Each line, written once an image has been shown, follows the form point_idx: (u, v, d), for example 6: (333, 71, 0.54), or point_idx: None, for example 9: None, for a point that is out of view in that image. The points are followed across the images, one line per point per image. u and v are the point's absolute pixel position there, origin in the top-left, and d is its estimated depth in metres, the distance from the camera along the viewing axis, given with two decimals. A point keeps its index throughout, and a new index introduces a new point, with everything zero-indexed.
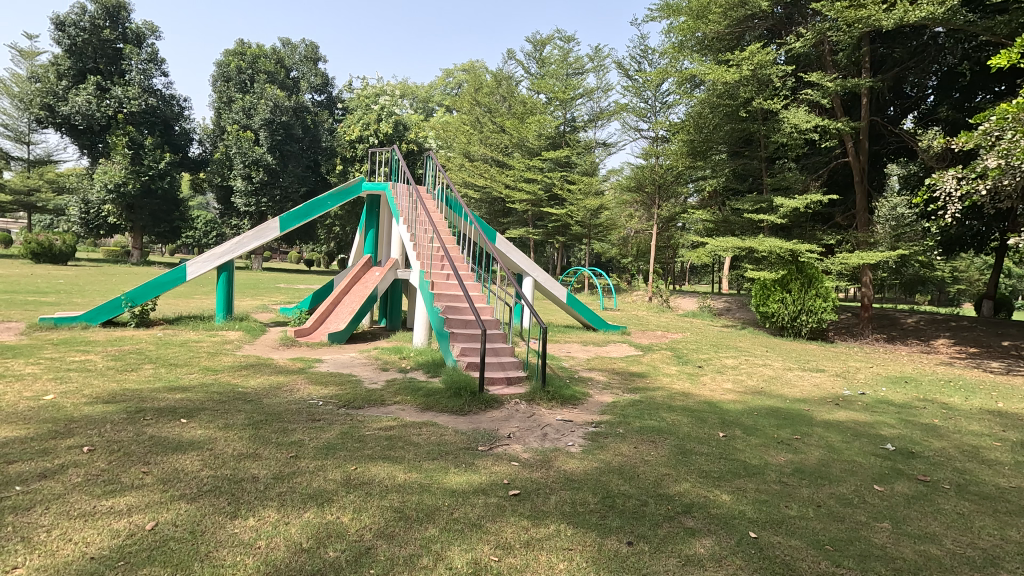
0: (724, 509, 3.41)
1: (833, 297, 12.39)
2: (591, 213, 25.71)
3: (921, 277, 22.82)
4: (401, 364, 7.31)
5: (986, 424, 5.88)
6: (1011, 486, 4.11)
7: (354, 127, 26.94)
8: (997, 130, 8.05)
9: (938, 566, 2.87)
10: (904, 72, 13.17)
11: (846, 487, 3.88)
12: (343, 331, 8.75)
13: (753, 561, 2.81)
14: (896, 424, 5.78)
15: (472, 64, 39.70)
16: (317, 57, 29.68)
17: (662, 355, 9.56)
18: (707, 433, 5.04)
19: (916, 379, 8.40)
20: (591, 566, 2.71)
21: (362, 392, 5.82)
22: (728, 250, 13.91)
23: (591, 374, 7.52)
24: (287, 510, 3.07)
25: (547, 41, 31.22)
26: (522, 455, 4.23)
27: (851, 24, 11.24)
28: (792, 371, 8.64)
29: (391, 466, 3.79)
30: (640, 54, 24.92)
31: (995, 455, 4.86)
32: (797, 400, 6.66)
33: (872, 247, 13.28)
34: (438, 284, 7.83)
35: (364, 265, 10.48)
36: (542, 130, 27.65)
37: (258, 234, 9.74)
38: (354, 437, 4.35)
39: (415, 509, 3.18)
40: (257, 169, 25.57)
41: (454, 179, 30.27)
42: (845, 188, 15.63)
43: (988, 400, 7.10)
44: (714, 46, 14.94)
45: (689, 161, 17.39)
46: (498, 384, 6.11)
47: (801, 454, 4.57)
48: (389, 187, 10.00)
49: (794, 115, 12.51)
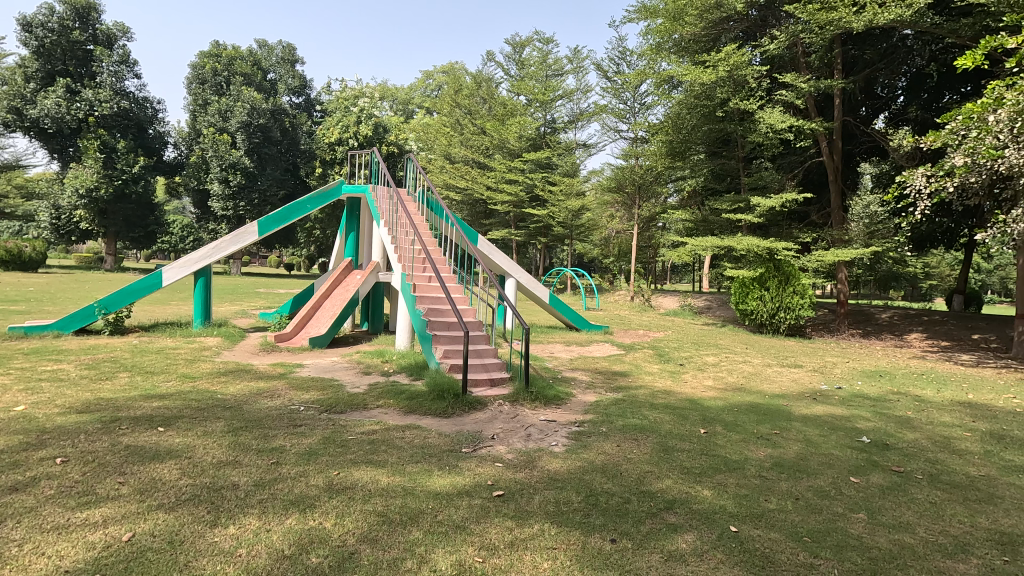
0: (706, 504, 3.46)
1: (810, 295, 12.64)
2: (574, 214, 25.84)
3: (894, 272, 23.50)
4: (384, 368, 7.26)
5: (957, 415, 6.06)
6: (981, 475, 4.23)
7: (333, 130, 26.70)
8: (963, 129, 8.37)
9: (912, 553, 2.95)
10: (875, 73, 13.43)
11: (823, 480, 3.96)
12: (325, 335, 8.71)
13: (734, 555, 2.84)
14: (871, 417, 5.90)
15: (452, 67, 39.94)
16: (294, 59, 29.41)
17: (645, 354, 9.61)
18: (689, 430, 5.09)
19: (890, 372, 8.64)
20: (574, 565, 2.72)
21: (345, 396, 5.77)
22: (708, 248, 14.00)
23: (574, 374, 7.54)
24: (268, 517, 3.03)
25: (527, 43, 31.31)
26: (506, 455, 4.24)
27: (824, 26, 11.43)
28: (771, 367, 8.80)
29: (375, 470, 3.77)
30: (618, 56, 25.18)
31: (966, 445, 4.99)
32: (776, 396, 6.78)
33: (848, 244, 13.48)
34: (421, 287, 7.80)
35: (345, 268, 10.38)
36: (523, 131, 27.56)
37: (236, 238, 9.54)
38: (336, 442, 4.32)
39: (398, 512, 3.17)
40: (234, 172, 25.16)
41: (436, 181, 30.20)
42: (819, 186, 15.98)
43: (959, 392, 7.31)
44: (691, 47, 15.13)
45: (668, 161, 17.58)
46: (482, 385, 6.14)
47: (780, 448, 4.66)
48: (370, 189, 9.90)
49: (770, 116, 12.76)
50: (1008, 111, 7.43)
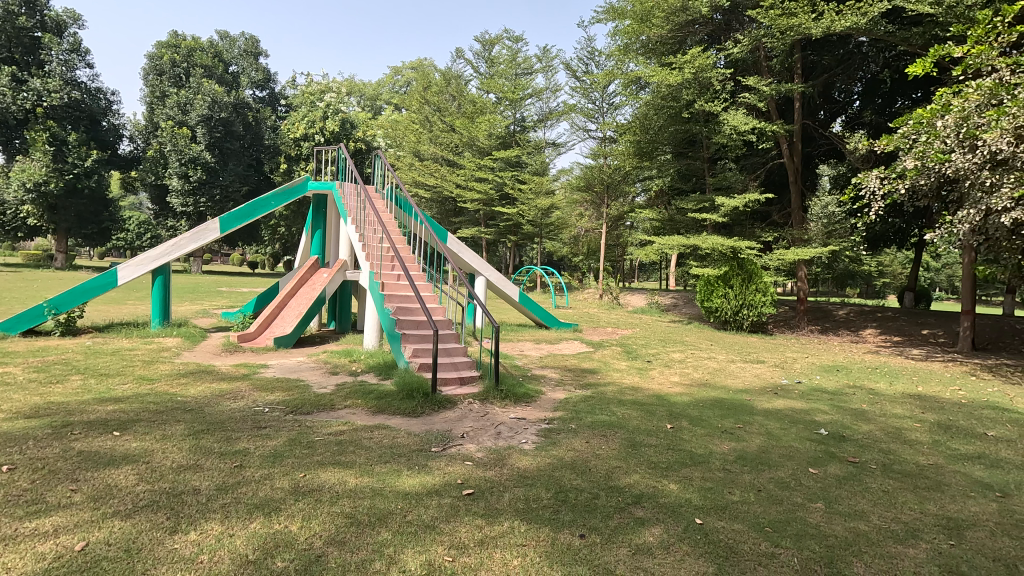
0: (672, 498, 3.52)
1: (771, 292, 13.08)
2: (543, 212, 25.95)
3: (850, 270, 24.40)
4: (352, 367, 7.17)
5: (908, 407, 6.35)
6: (929, 464, 4.44)
7: (298, 125, 26.12)
8: (914, 134, 8.75)
9: (866, 540, 3.07)
10: (832, 78, 13.92)
11: (784, 471, 4.09)
12: (290, 335, 8.54)
13: (699, 546, 2.91)
14: (829, 410, 6.13)
15: (421, 63, 39.60)
16: (258, 51, 28.66)
17: (613, 351, 9.74)
18: (656, 425, 5.18)
19: (847, 366, 8.98)
20: (544, 561, 2.74)
21: (311, 397, 5.67)
22: (674, 247, 14.26)
23: (544, 372, 7.59)
24: (231, 521, 2.96)
25: (496, 41, 31.28)
26: (475, 454, 4.23)
27: (784, 31, 11.78)
28: (734, 363, 9.04)
29: (342, 471, 3.72)
30: (587, 56, 25.38)
31: (916, 435, 5.24)
32: (740, 391, 6.98)
33: (807, 243, 13.92)
34: (389, 285, 7.70)
35: (311, 266, 10.18)
36: (493, 129, 27.53)
37: (196, 235, 9.24)
38: (302, 443, 4.24)
39: (367, 513, 3.13)
40: (194, 167, 24.36)
41: (404, 178, 29.90)
42: (780, 187, 16.45)
43: (910, 385, 7.66)
44: (658, 49, 15.38)
45: (636, 161, 17.82)
46: (452, 384, 6.11)
47: (743, 441, 4.79)
48: (337, 186, 9.73)
49: (734, 118, 13.08)
50: (953, 117, 7.99)
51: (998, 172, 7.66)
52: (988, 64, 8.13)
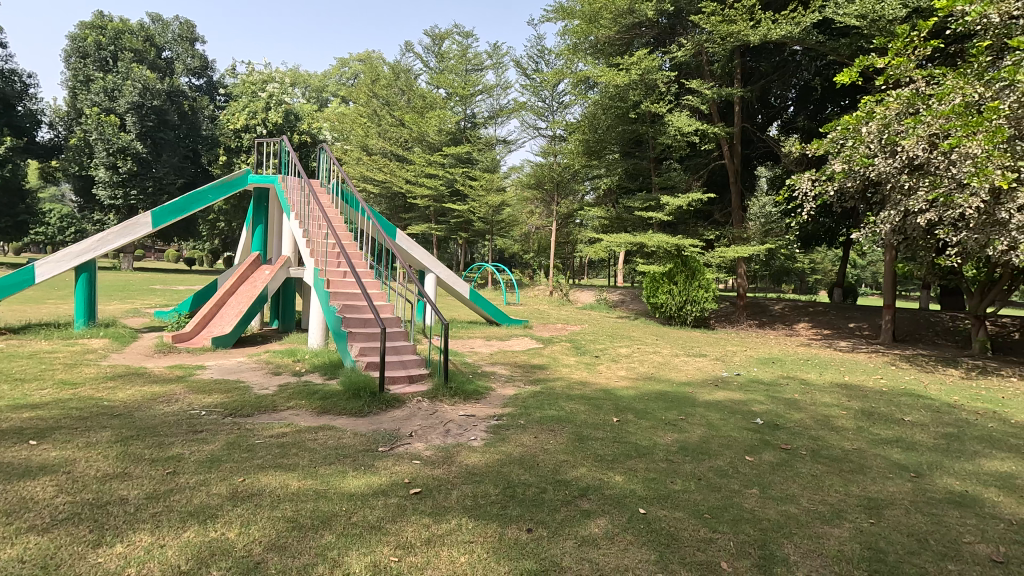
0: (617, 489, 3.61)
1: (713, 288, 13.60)
2: (494, 209, 25.94)
3: (785, 267, 25.69)
4: (296, 367, 6.95)
5: (835, 396, 6.76)
6: (853, 448, 4.74)
7: (238, 116, 24.97)
8: (841, 138, 9.29)
9: (796, 522, 3.25)
10: (769, 84, 14.60)
11: (722, 460, 4.26)
12: (230, 334, 8.19)
13: (642, 535, 3.00)
14: (764, 400, 6.44)
15: (369, 55, 38.76)
16: (194, 37, 27.22)
17: (563, 347, 9.88)
18: (602, 419, 5.29)
19: (781, 358, 9.47)
20: (490, 556, 2.75)
21: (252, 399, 5.45)
22: (622, 245, 14.59)
23: (494, 369, 7.60)
24: (163, 531, 2.81)
25: (446, 36, 31.00)
26: (424, 452, 4.19)
27: (724, 37, 12.23)
28: (678, 357, 9.36)
29: (284, 474, 3.60)
30: (537, 55, 25.55)
31: (842, 422, 5.58)
32: (683, 383, 7.23)
33: (746, 242, 14.55)
34: (334, 283, 7.50)
35: (252, 263, 9.79)
36: (443, 125, 27.30)
37: (125, 230, 8.69)
38: (241, 447, 4.08)
39: (310, 517, 3.04)
40: (124, 157, 22.91)
41: (352, 173, 29.21)
42: (722, 187, 17.11)
43: (837, 375, 8.16)
44: (606, 50, 15.65)
45: (585, 160, 18.11)
46: (400, 382, 6.03)
47: (685, 432, 4.96)
48: (279, 180, 9.39)
49: (678, 119, 13.50)
50: (877, 124, 8.50)
51: (914, 177, 8.27)
52: (906, 75, 8.70)
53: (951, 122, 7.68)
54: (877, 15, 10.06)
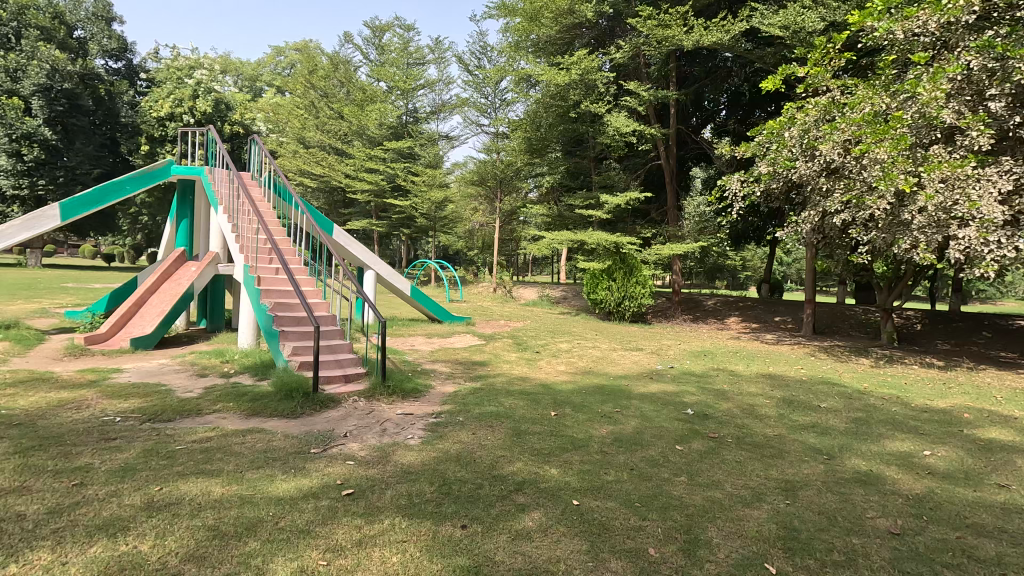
0: (552, 482, 3.67)
1: (650, 284, 14.04)
2: (437, 205, 25.67)
3: (718, 264, 26.85)
4: (224, 369, 6.62)
5: (760, 385, 7.14)
6: (774, 434, 5.03)
7: (162, 103, 23.02)
8: (767, 142, 9.82)
9: (720, 506, 3.41)
10: (702, 88, 15.11)
11: (654, 450, 4.41)
12: (152, 335, 7.71)
13: (575, 526, 3.06)
14: (695, 391, 6.72)
15: (307, 45, 37.42)
16: (111, 16, 25.29)
17: (504, 343, 9.92)
18: (540, 413, 5.36)
19: (712, 351, 9.91)
20: (423, 555, 2.72)
21: (174, 402, 5.15)
22: (563, 242, 14.83)
23: (434, 366, 7.53)
24: (66, 548, 2.60)
25: (387, 28, 30.38)
26: (359, 452, 4.10)
27: (660, 41, 12.62)
28: (616, 351, 9.62)
29: (207, 481, 3.42)
30: (479, 51, 25.46)
31: (765, 410, 5.91)
32: (619, 377, 7.44)
33: (681, 239, 15.11)
34: (266, 280, 7.20)
35: (176, 259, 9.24)
36: (384, 119, 26.75)
37: (31, 223, 7.80)
38: (160, 453, 3.84)
39: (233, 523, 2.91)
40: (30, 144, 21.11)
41: (288, 166, 28.14)
42: (659, 186, 17.67)
43: (763, 365, 8.63)
44: (548, 49, 15.80)
45: (527, 157, 18.24)
46: (336, 382, 5.87)
47: (620, 424, 5.10)
48: (206, 172, 8.90)
49: (617, 120, 13.83)
50: (798, 129, 9.12)
51: (831, 180, 8.79)
52: (823, 84, 9.27)
53: (862, 129, 8.22)
54: (798, 26, 10.63)
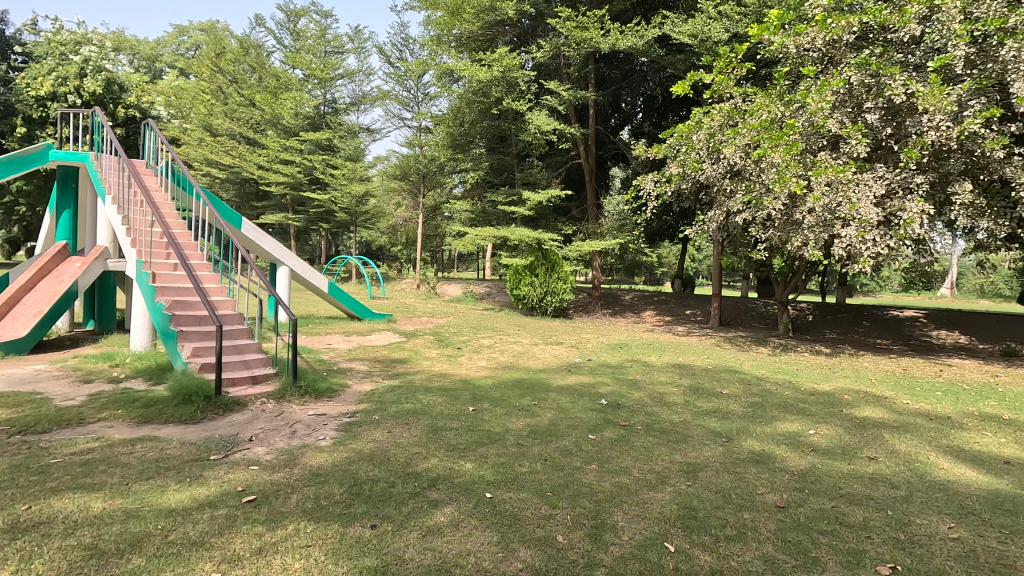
0: (466, 476, 3.67)
1: (570, 280, 14.53)
2: (357, 200, 24.89)
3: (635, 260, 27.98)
4: (113, 373, 6.06)
5: (670, 375, 7.52)
6: (680, 420, 5.32)
7: (41, 80, 20.62)
8: (677, 144, 10.34)
9: (627, 491, 3.56)
10: (619, 91, 15.72)
11: (568, 440, 4.52)
12: (26, 339, 6.93)
13: (486, 518, 3.08)
14: (610, 382, 6.97)
15: (213, 26, 34.98)
16: None
17: (425, 340, 9.80)
18: (458, 409, 5.34)
19: (628, 343, 10.33)
20: (328, 558, 2.63)
21: (50, 412, 4.65)
22: (487, 239, 14.84)
23: (351, 365, 7.30)
24: None
25: (303, 13, 29.04)
26: (264, 457, 3.89)
27: (578, 43, 12.94)
28: (537, 345, 9.78)
29: (86, 496, 3.11)
30: (401, 43, 24.97)
31: (673, 398, 6.23)
32: (539, 370, 7.57)
33: (600, 236, 15.60)
34: (162, 276, 6.67)
35: (58, 253, 8.34)
36: (300, 108, 25.56)
37: None
38: (29, 469, 3.45)
39: (114, 541, 2.67)
40: None
41: (193, 155, 26.22)
42: (579, 184, 18.14)
43: (673, 356, 9.10)
44: (471, 44, 15.74)
45: (450, 152, 18.09)
46: (242, 384, 5.54)
47: (536, 416, 5.18)
48: (91, 158, 8.09)
49: (538, 118, 14.03)
50: (704, 133, 9.67)
51: (734, 181, 9.38)
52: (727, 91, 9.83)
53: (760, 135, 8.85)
54: (704, 36, 11.34)
